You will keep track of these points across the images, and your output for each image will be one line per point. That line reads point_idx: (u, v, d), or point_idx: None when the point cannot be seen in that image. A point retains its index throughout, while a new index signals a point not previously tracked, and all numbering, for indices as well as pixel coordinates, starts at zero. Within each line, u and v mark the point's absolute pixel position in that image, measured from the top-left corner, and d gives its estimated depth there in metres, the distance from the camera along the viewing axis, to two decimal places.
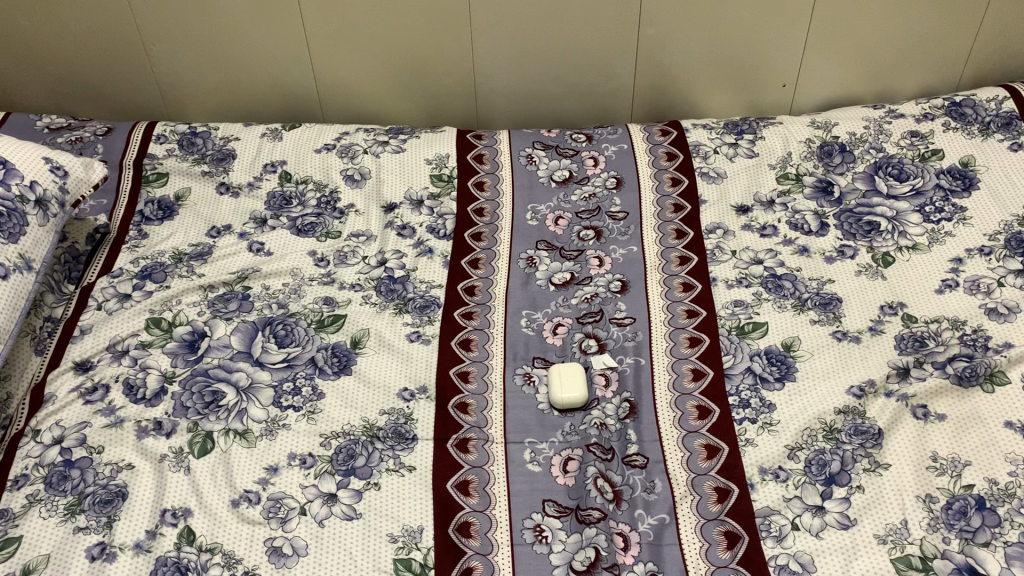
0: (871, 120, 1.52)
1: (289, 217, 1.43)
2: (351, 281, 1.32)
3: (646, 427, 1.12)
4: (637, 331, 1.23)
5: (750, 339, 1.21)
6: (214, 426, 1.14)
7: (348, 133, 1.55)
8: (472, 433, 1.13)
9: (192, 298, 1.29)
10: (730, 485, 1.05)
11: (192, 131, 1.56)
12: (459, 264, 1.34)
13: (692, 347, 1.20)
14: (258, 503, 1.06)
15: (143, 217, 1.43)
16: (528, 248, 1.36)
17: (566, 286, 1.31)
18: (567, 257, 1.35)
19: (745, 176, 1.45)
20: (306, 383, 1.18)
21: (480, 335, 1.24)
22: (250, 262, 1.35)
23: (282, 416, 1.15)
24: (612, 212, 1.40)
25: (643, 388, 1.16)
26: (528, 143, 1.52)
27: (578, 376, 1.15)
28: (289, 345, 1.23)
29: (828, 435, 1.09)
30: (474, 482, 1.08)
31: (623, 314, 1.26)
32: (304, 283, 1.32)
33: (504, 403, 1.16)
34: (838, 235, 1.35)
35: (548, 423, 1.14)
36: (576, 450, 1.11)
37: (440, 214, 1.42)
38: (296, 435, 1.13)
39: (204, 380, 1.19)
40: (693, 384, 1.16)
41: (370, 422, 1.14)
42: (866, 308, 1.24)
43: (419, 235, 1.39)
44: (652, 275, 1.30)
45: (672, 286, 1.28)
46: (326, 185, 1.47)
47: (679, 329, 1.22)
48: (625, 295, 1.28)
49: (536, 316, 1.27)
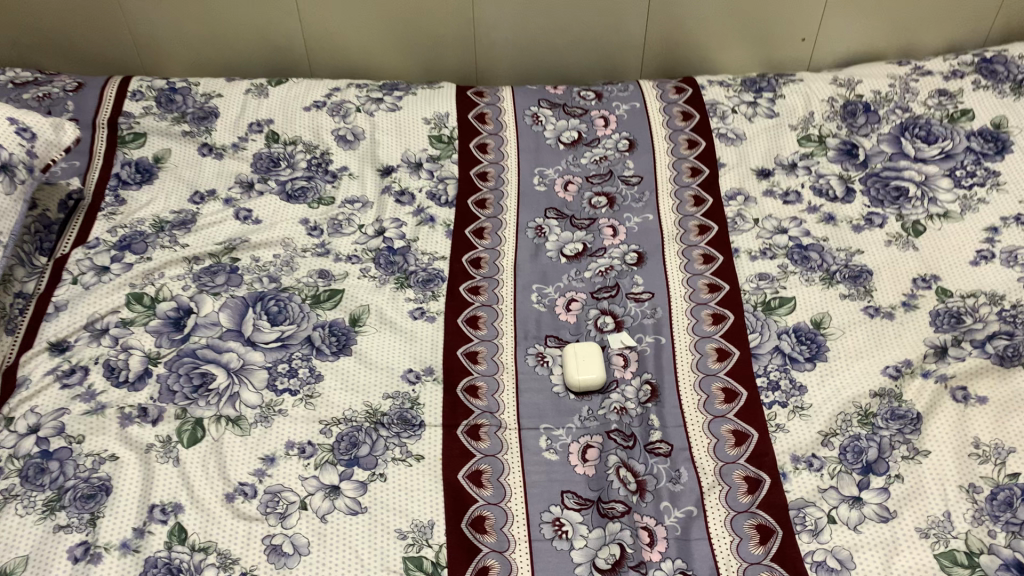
0: (897, 77, 1.43)
1: (277, 180, 1.33)
2: (347, 253, 1.23)
3: (669, 412, 1.05)
4: (656, 307, 1.15)
5: (777, 315, 1.13)
6: (203, 412, 1.05)
7: (339, 89, 1.44)
8: (484, 418, 1.05)
9: (176, 271, 1.20)
10: (761, 475, 0.99)
11: (170, 87, 1.44)
12: (464, 233, 1.25)
13: (716, 324, 1.12)
14: (254, 497, 0.99)
15: (119, 180, 1.32)
16: (536, 217, 1.27)
17: (578, 258, 1.22)
18: (578, 226, 1.26)
19: (765, 138, 1.37)
20: (303, 364, 1.10)
21: (489, 311, 1.16)
22: (237, 231, 1.25)
23: (278, 401, 1.07)
24: (625, 177, 1.32)
25: (665, 369, 1.09)
26: (534, 101, 1.43)
27: (596, 356, 1.08)
28: (283, 322, 1.14)
29: (863, 420, 1.02)
30: (487, 472, 1.00)
31: (640, 289, 1.17)
32: (297, 254, 1.22)
33: (517, 387, 1.08)
34: (865, 202, 1.27)
35: (564, 408, 1.06)
36: (595, 437, 1.03)
37: (441, 178, 1.33)
38: (293, 422, 1.05)
39: (191, 362, 1.10)
40: (718, 364, 1.08)
41: (373, 407, 1.06)
42: (898, 281, 1.17)
43: (420, 202, 1.30)
44: (670, 246, 1.23)
45: (692, 258, 1.21)
46: (317, 146, 1.37)
47: (702, 306, 1.14)
48: (642, 268, 1.20)
49: (548, 291, 1.18)
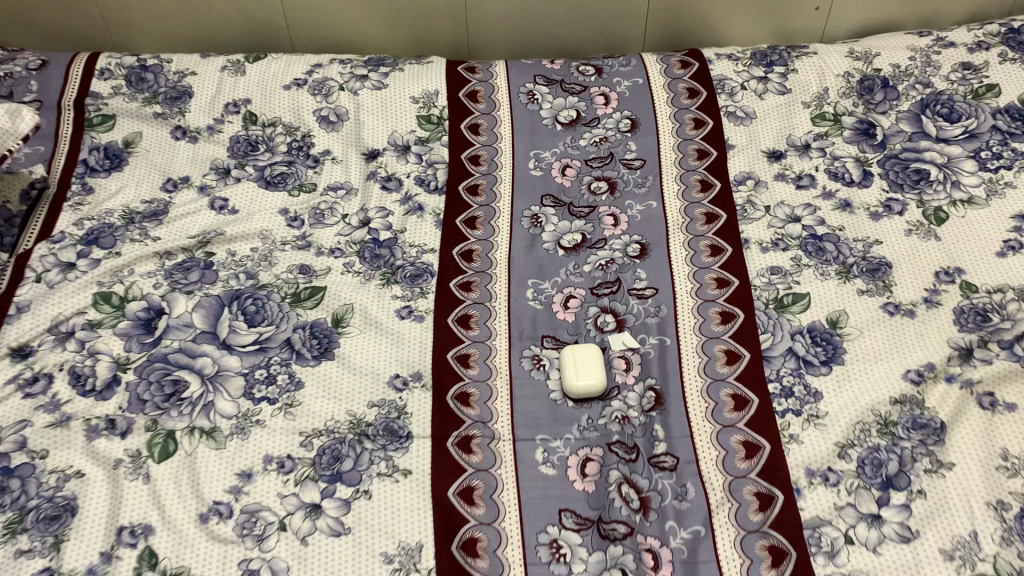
0: (917, 50, 1.34)
1: (255, 166, 1.25)
2: (329, 247, 1.15)
3: (675, 422, 0.98)
4: (660, 305, 1.07)
5: (790, 314, 1.05)
6: (176, 424, 0.98)
7: (321, 66, 1.35)
8: (476, 429, 0.98)
9: (147, 268, 1.12)
10: (773, 491, 0.92)
11: (141, 64, 1.35)
12: (454, 223, 1.17)
13: (724, 324, 1.05)
14: (230, 517, 0.92)
15: (87, 167, 1.23)
16: (532, 205, 1.19)
17: (577, 250, 1.14)
18: (576, 214, 1.18)
19: (776, 116, 1.28)
20: (282, 370, 1.03)
21: (482, 310, 1.08)
22: (213, 222, 1.17)
23: (255, 410, 1.00)
24: (627, 161, 1.24)
25: (670, 373, 1.01)
26: (529, 77, 1.34)
27: (595, 360, 1.00)
28: (261, 323, 1.07)
29: (883, 429, 0.95)
30: (479, 489, 0.94)
31: (643, 285, 1.10)
32: (276, 248, 1.14)
33: (511, 393, 1.01)
34: (883, 186, 1.19)
35: (562, 417, 0.99)
36: (596, 449, 0.96)
37: (430, 162, 1.25)
38: (272, 434, 0.98)
39: (162, 368, 1.03)
40: (727, 368, 1.01)
41: (357, 417, 0.99)
42: (919, 275, 1.09)
43: (407, 189, 1.22)
44: (675, 237, 1.15)
45: (698, 250, 1.13)
46: (298, 128, 1.29)
47: (709, 303, 1.07)
48: (645, 261, 1.12)
49: (544, 287, 1.11)
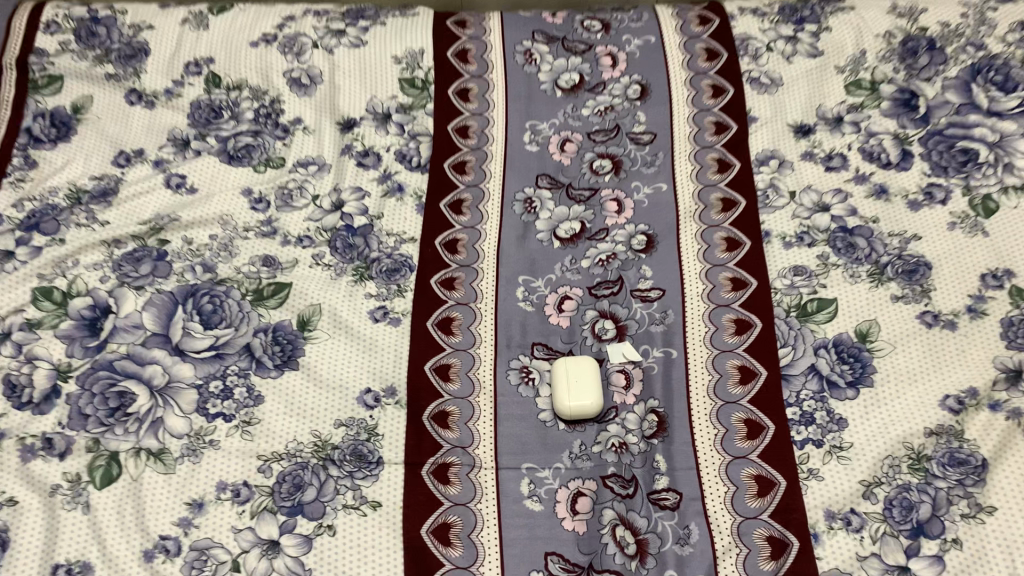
0: (970, 5, 1.18)
1: (218, 136, 1.11)
2: (297, 235, 1.02)
3: (678, 451, 0.87)
4: (667, 311, 0.95)
5: (814, 323, 0.93)
6: (120, 444, 0.88)
7: (294, 19, 1.20)
8: (455, 455, 0.87)
9: (93, 258, 1.00)
10: (788, 536, 0.81)
11: (92, 16, 1.20)
12: (439, 208, 1.05)
13: (739, 334, 0.92)
14: (178, 555, 0.83)
15: (30, 137, 1.10)
16: (526, 186, 1.07)
17: (575, 242, 1.02)
18: (575, 198, 1.05)
19: (805, 84, 1.13)
20: (239, 383, 0.92)
21: (466, 312, 0.96)
22: (168, 204, 1.05)
23: (209, 428, 0.89)
24: (634, 135, 1.10)
25: (675, 393, 0.90)
26: (527, 33, 1.20)
27: (590, 376, 0.89)
28: (218, 325, 0.95)
29: (915, 465, 0.84)
30: (456, 527, 0.83)
31: (649, 285, 0.97)
32: (237, 236, 1.02)
33: (495, 413, 0.90)
34: (925, 169, 1.05)
35: (552, 443, 0.88)
36: (589, 482, 0.86)
37: (413, 134, 1.11)
38: (226, 457, 0.88)
39: (107, 378, 0.92)
40: (740, 388, 0.89)
41: (322, 438, 0.88)
42: (962, 278, 0.95)
43: (387, 166, 1.09)
44: (686, 227, 1.02)
45: (712, 244, 1.00)
46: (265, 92, 1.15)
47: (722, 309, 0.94)
48: (651, 256, 1.00)
49: (536, 286, 0.99)
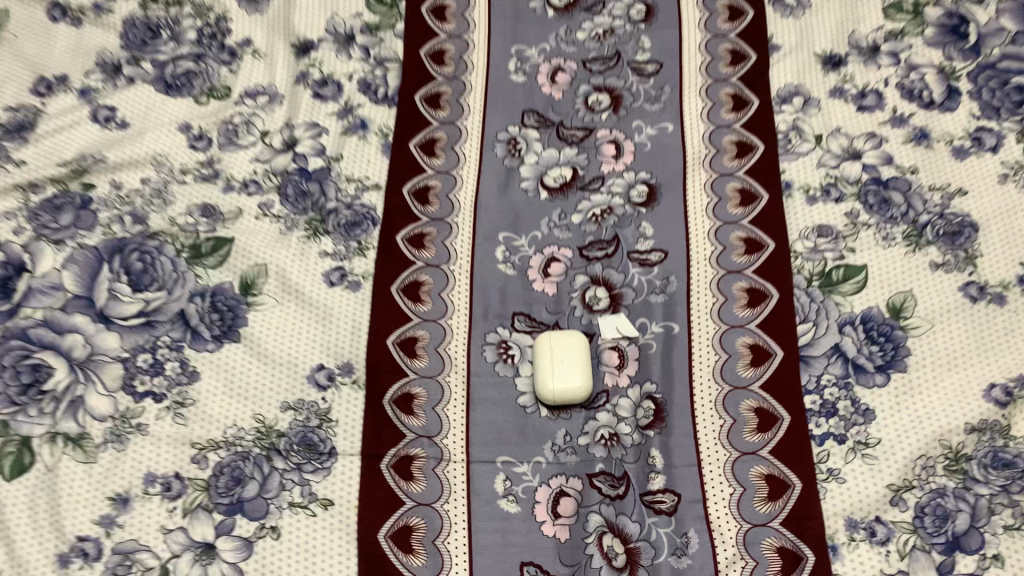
0: None
1: (154, 61, 0.97)
2: (241, 180, 0.89)
3: (678, 446, 0.75)
4: (669, 277, 0.82)
5: (840, 295, 0.80)
6: (31, 429, 0.74)
7: None
8: (419, 446, 0.76)
9: (3, 203, 0.84)
10: (801, 548, 0.70)
11: None
12: (409, 151, 0.91)
13: (752, 308, 0.80)
14: (98, 561, 0.70)
15: None
16: (510, 124, 0.93)
17: (565, 192, 0.88)
18: (566, 140, 0.91)
19: (837, 6, 0.97)
20: (171, 357, 0.79)
21: (437, 276, 0.84)
22: (96, 141, 0.90)
23: (136, 410, 0.76)
24: (636, 65, 0.96)
25: (675, 376, 0.78)
26: None
27: (578, 353, 0.77)
28: (148, 288, 0.82)
29: (952, 466, 0.71)
30: (419, 531, 0.72)
31: (649, 247, 0.84)
32: (173, 179, 0.89)
33: (468, 396, 0.78)
34: (973, 109, 0.89)
35: (532, 433, 0.77)
36: (574, 481, 0.75)
37: (380, 60, 0.97)
38: (156, 444, 0.75)
39: (19, 349, 0.77)
40: (751, 372, 0.77)
41: (266, 424, 0.76)
42: (1013, 242, 0.80)
43: (348, 98, 0.94)
44: (693, 177, 0.88)
45: (723, 198, 0.86)
46: (210, 9, 1.01)
47: (734, 276, 0.81)
48: (652, 211, 0.86)
49: (520, 245, 0.86)
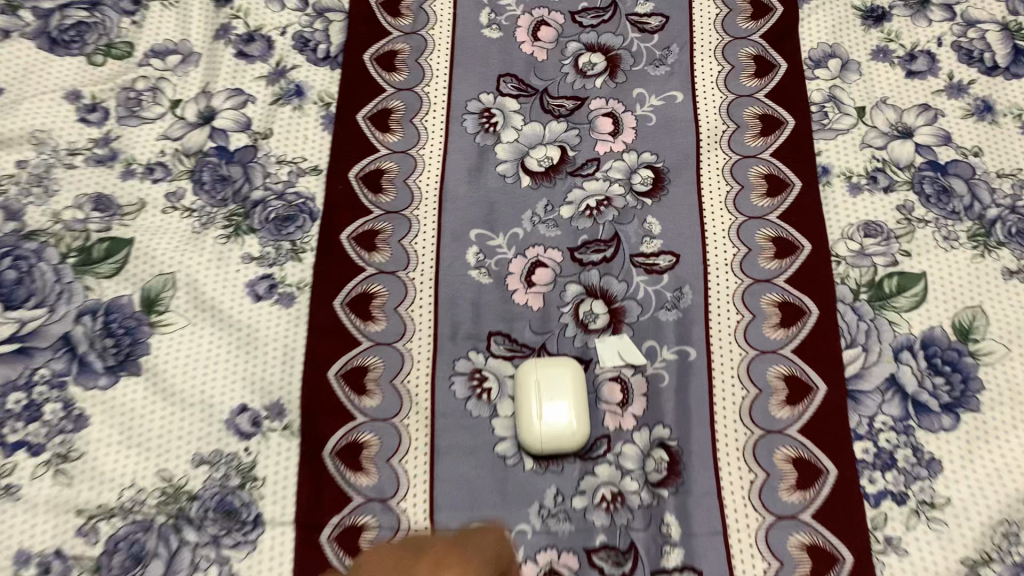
0: None
1: (38, 10, 0.78)
2: (145, 163, 0.71)
3: (698, 510, 0.59)
4: (682, 288, 0.66)
5: (894, 311, 0.64)
6: None
7: None
8: (371, 512, 0.60)
9: None
10: None
11: None
12: (357, 125, 0.73)
13: (786, 328, 0.64)
14: None
15: None
16: (482, 92, 0.75)
17: (551, 179, 0.71)
18: (551, 112, 0.74)
19: None
20: (52, 396, 0.61)
21: (392, 287, 0.67)
22: None
23: (5, 468, 0.59)
24: (637, 18, 0.78)
25: (693, 416, 0.62)
26: None
27: (568, 388, 0.60)
28: (22, 303, 0.64)
29: None
30: None
31: (656, 249, 0.67)
32: (58, 160, 0.70)
33: (432, 444, 0.62)
34: None
35: (514, 492, 0.60)
36: (567, 558, 0.58)
37: (320, 10, 0.80)
38: (30, 512, 0.58)
39: None
40: (787, 412, 0.61)
41: (173, 484, 0.60)
42: None
43: (280, 57, 0.76)
44: (709, 160, 0.71)
45: (747, 186, 0.70)
46: None
47: (762, 288, 0.65)
48: (659, 203, 0.69)
49: (496, 246, 0.69)
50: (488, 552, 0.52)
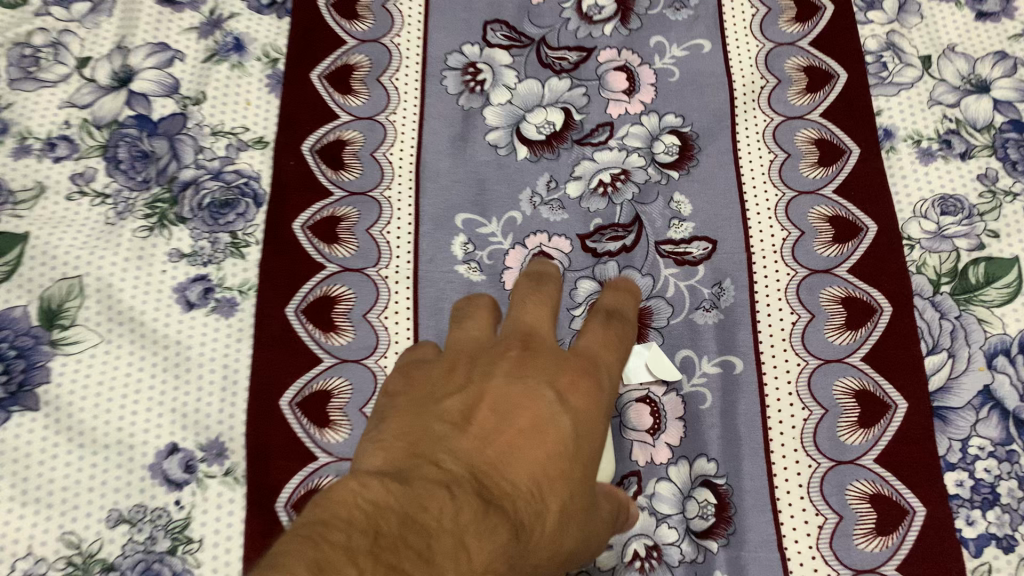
0: None
1: None
2: (44, 137, 0.56)
3: (755, 564, 0.47)
4: (722, 283, 0.54)
5: (983, 307, 0.52)
6: None
7: None
8: None
9: None
10: None
11: None
12: (312, 85, 0.59)
13: (853, 331, 0.51)
14: None
15: None
16: (466, 44, 0.61)
17: (553, 148, 0.58)
18: (551, 66, 0.60)
19: None
20: None
21: (360, 288, 0.53)
22: None
23: None
24: None
25: (743, 444, 0.50)
26: None
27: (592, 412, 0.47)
28: None
29: None
30: None
31: (688, 235, 0.55)
32: None
33: None
34: None
35: None
36: None
37: None
38: None
39: None
40: (862, 436, 0.49)
41: (83, 553, 0.46)
42: None
43: (214, 5, 0.62)
44: (746, 123, 0.58)
45: (794, 155, 0.57)
46: None
47: (822, 280, 0.53)
48: (689, 176, 0.57)
49: (488, 234, 0.55)
50: (603, 339, 0.42)
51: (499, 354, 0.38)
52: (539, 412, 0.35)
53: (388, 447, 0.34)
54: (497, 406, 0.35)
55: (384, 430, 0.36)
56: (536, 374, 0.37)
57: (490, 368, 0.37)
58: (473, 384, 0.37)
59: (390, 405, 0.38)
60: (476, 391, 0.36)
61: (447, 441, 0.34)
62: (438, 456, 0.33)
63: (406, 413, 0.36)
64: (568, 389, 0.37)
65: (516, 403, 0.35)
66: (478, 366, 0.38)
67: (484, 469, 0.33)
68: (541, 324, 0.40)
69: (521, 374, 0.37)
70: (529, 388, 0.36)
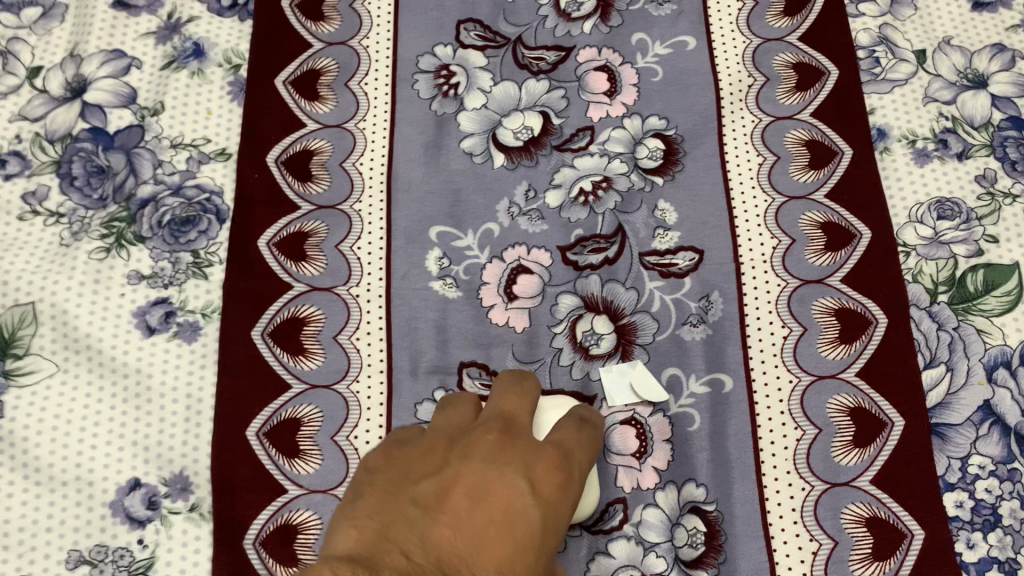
0: None
1: None
2: None
3: None
4: (710, 296, 0.51)
5: (983, 316, 0.49)
6: None
7: None
8: None
9: None
10: None
11: None
12: (276, 92, 0.56)
13: (847, 345, 0.49)
14: None
15: None
16: (438, 44, 0.58)
17: (531, 155, 0.55)
18: (528, 66, 0.57)
19: None
20: None
21: (329, 308, 0.51)
22: None
23: None
24: None
25: (734, 467, 0.47)
26: None
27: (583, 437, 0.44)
28: None
29: None
30: None
31: (673, 245, 0.52)
32: None
33: None
34: None
35: None
36: None
37: None
38: None
39: None
40: (857, 457, 0.47)
41: None
42: None
43: (172, 8, 0.59)
44: (732, 124, 0.55)
45: (784, 157, 0.54)
46: None
47: (814, 291, 0.51)
48: (673, 182, 0.54)
49: (464, 247, 0.53)
50: (579, 440, 0.40)
51: (478, 437, 0.37)
52: (511, 506, 0.34)
53: (360, 525, 0.33)
54: (469, 494, 0.34)
55: (356, 506, 0.34)
56: (512, 464, 0.36)
57: (467, 451, 0.36)
58: (450, 465, 0.36)
59: (364, 475, 0.37)
60: (451, 476, 0.35)
61: (418, 528, 0.33)
62: (406, 548, 0.32)
63: (381, 487, 0.35)
64: (546, 480, 0.36)
65: (490, 497, 0.34)
66: (457, 448, 0.37)
67: (451, 564, 0.32)
68: (521, 413, 0.40)
69: (499, 460, 0.36)
70: (504, 473, 0.35)
